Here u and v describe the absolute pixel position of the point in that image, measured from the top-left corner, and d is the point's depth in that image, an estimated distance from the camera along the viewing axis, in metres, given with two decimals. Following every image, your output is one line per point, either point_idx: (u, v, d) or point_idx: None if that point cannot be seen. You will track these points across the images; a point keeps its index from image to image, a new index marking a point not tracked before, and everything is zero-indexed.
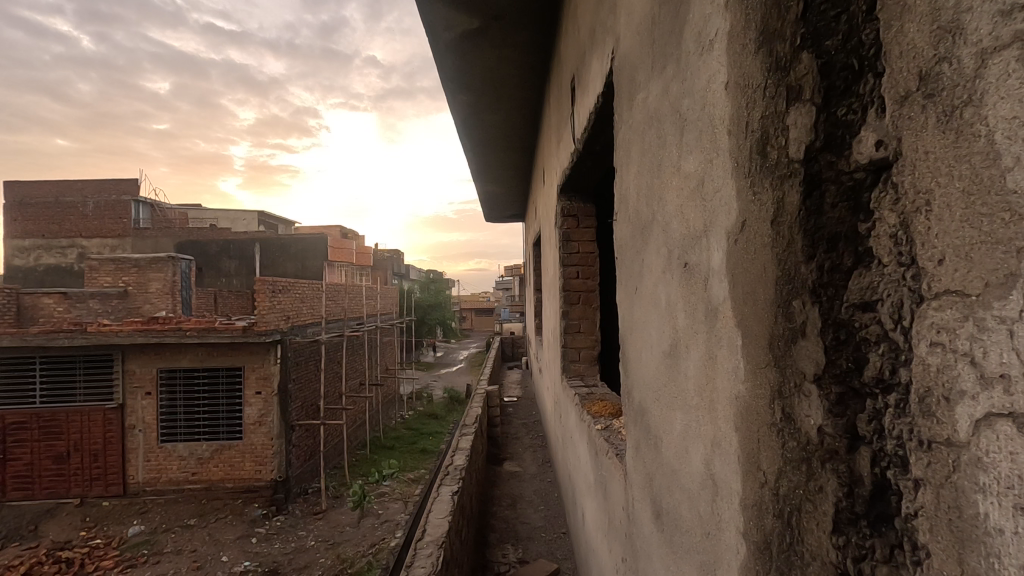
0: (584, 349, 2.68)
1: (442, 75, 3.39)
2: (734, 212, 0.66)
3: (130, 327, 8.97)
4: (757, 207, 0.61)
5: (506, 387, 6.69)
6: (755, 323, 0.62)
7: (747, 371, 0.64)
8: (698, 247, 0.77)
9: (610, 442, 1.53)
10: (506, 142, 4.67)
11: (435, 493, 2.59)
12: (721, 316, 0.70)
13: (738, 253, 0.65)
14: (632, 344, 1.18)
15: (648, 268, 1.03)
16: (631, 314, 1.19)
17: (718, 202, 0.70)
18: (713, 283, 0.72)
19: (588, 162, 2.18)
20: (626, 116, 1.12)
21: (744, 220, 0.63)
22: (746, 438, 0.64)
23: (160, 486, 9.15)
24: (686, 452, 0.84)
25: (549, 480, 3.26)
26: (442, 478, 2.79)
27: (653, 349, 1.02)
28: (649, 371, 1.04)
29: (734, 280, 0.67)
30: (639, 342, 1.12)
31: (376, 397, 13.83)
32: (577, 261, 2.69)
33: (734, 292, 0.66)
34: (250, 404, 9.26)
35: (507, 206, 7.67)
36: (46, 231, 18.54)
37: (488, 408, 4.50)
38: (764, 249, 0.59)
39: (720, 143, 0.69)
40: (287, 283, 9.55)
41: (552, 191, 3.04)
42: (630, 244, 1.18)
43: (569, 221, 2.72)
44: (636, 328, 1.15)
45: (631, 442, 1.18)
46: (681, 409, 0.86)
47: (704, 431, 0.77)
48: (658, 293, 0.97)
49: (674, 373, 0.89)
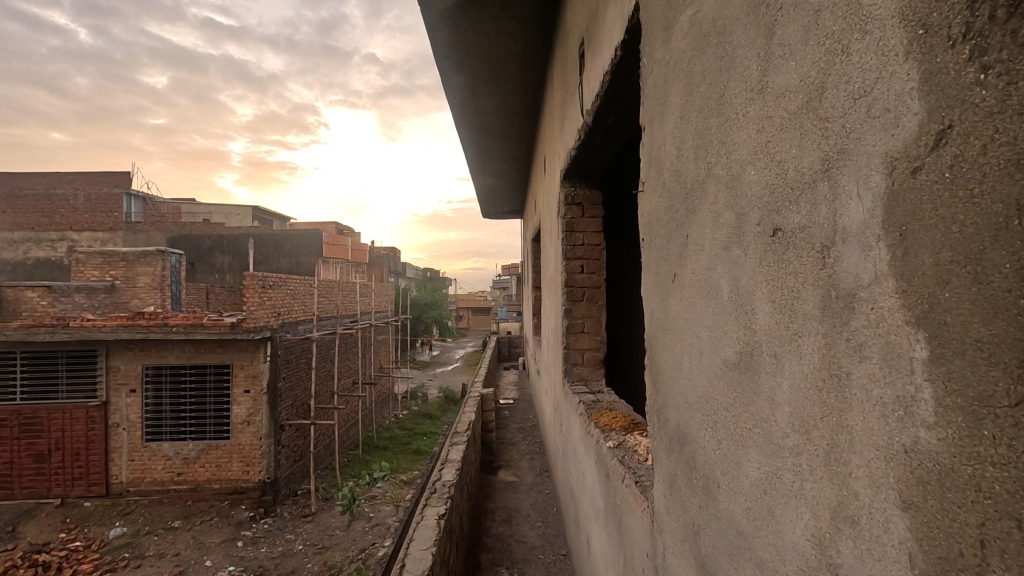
0: (588, 351, 2.42)
1: (436, 52, 3.13)
2: (907, 129, 0.42)
3: (114, 322, 8.67)
4: (989, 104, 0.36)
5: (503, 389, 6.44)
6: (975, 325, 0.36)
7: (937, 405, 0.39)
8: (813, 202, 0.53)
9: (626, 464, 1.30)
10: (505, 130, 4.42)
11: (418, 516, 2.32)
12: (862, 302, 0.47)
13: (924, 193, 0.40)
14: (668, 343, 0.94)
15: (702, 243, 0.78)
16: (662, 308, 0.97)
17: (873, 112, 0.45)
18: (846, 253, 0.49)
19: (597, 140, 1.94)
20: (669, 47, 0.87)
21: (945, 126, 0.38)
22: (933, 525, 0.40)
23: (144, 487, 8.89)
24: (773, 506, 0.60)
25: (547, 492, 3.01)
26: (428, 497, 2.52)
27: (702, 357, 0.79)
28: (699, 384, 0.79)
29: (905, 243, 0.42)
30: (676, 347, 0.90)
31: (369, 396, 13.55)
32: (581, 253, 2.45)
33: (911, 264, 0.42)
34: (238, 403, 8.99)
35: (505, 200, 7.44)
36: (34, 223, 18.17)
37: (483, 412, 4.23)
38: (1002, 180, 0.35)
39: (881, 17, 0.44)
40: (277, 279, 9.25)
41: (554, 178, 2.80)
42: (661, 224, 0.96)
43: (573, 210, 2.48)
44: (674, 323, 0.91)
45: (661, 476, 0.95)
46: (763, 441, 0.62)
47: (820, 486, 0.52)
48: (714, 282, 0.75)
49: (751, 389, 0.65)
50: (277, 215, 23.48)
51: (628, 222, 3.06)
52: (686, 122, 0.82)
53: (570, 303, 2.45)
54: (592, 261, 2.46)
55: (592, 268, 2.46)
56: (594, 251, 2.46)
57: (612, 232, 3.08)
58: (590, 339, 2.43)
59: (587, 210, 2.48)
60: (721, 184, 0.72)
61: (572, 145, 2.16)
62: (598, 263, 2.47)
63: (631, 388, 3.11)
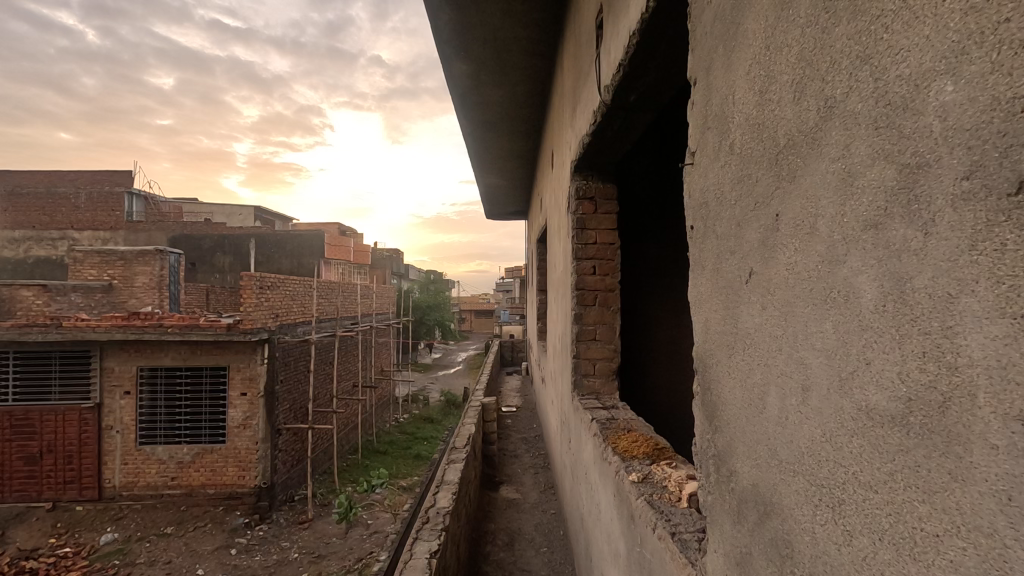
0: (599, 361, 2.20)
1: (436, 37, 2.92)
2: None
3: (108, 322, 8.48)
4: None
5: (505, 395, 6.21)
6: None
7: None
8: None
9: (655, 506, 1.07)
10: (509, 124, 4.20)
11: (406, 553, 2.05)
12: None
13: None
14: (757, 361, 0.74)
15: (837, 232, 0.58)
16: (746, 316, 0.77)
17: None
18: None
19: (615, 123, 1.71)
20: None
21: None
22: None
23: (137, 491, 8.67)
24: None
25: (552, 512, 2.78)
26: (420, 528, 2.25)
27: (828, 395, 0.58)
28: (829, 423, 0.59)
29: None
30: (772, 370, 0.70)
31: (369, 400, 13.34)
32: (593, 253, 2.23)
33: None
34: (235, 406, 8.78)
35: (509, 200, 7.23)
36: (36, 222, 18.05)
37: (484, 423, 4.00)
38: None
39: None
40: (276, 279, 9.05)
41: (563, 173, 2.59)
42: (748, 209, 0.77)
43: (585, 205, 2.25)
44: (770, 337, 0.71)
45: (743, 542, 0.76)
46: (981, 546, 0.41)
47: None
48: (854, 287, 0.54)
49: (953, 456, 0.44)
50: (279, 216, 23.34)
51: (641, 219, 2.82)
52: (811, 68, 0.62)
53: (580, 308, 2.22)
54: (605, 261, 2.24)
55: (605, 269, 2.24)
56: (607, 251, 2.24)
57: (623, 232, 2.81)
58: (602, 348, 2.21)
59: (599, 206, 2.25)
60: (874, 146, 0.52)
61: (585, 130, 1.94)
62: (613, 263, 2.24)
63: (644, 402, 2.83)
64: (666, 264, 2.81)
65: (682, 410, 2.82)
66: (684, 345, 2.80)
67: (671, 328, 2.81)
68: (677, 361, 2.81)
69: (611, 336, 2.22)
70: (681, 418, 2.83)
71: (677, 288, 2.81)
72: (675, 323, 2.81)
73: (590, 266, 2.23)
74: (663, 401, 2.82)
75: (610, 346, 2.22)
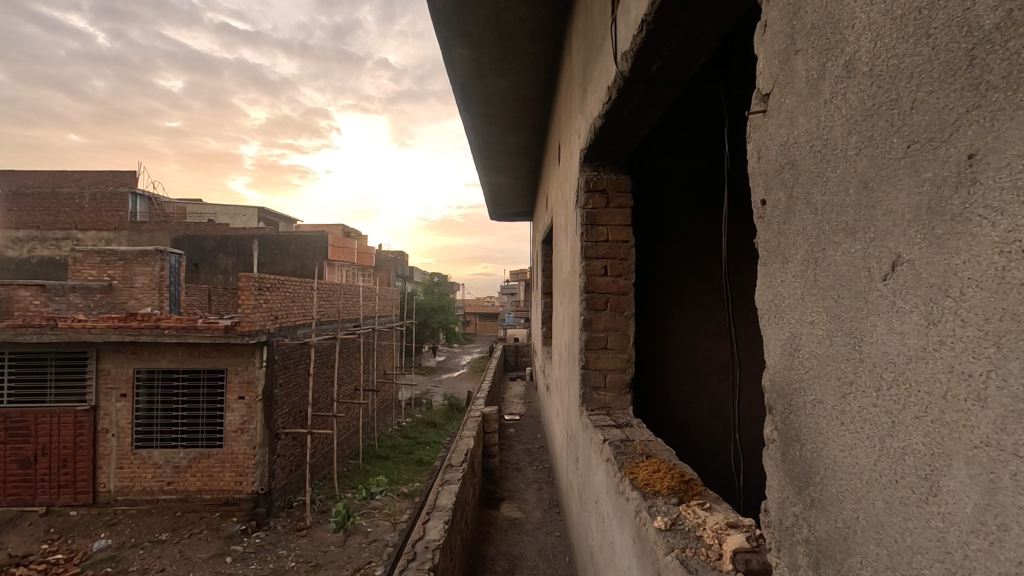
0: (611, 373, 1.98)
1: (434, 20, 2.72)
2: None
3: (105, 323, 8.32)
4: None
5: (508, 403, 5.98)
6: None
7: None
8: None
9: (688, 565, 0.85)
10: (513, 119, 4.01)
11: None
12: None
13: None
14: (939, 411, 0.51)
15: None
16: (909, 330, 0.55)
17: None
18: None
19: (633, 100, 1.49)
20: None
21: None
22: None
23: (133, 496, 8.49)
24: None
25: (557, 536, 2.54)
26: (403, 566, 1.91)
27: None
28: None
29: None
30: (973, 414, 0.47)
31: (371, 404, 13.14)
32: (605, 252, 2.01)
33: None
34: (232, 409, 8.59)
35: (514, 201, 7.03)
36: (40, 222, 17.96)
37: (484, 435, 3.79)
38: None
39: None
40: (275, 281, 8.87)
41: (572, 163, 2.37)
42: (913, 169, 0.54)
43: (597, 198, 2.02)
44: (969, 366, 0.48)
45: None
46: None
47: None
48: None
49: None
50: (284, 217, 23.22)
51: (655, 217, 2.59)
52: None
53: (591, 314, 1.99)
54: (617, 261, 2.01)
55: (617, 269, 2.01)
56: (620, 250, 2.02)
57: (639, 230, 2.60)
58: (615, 359, 1.98)
59: (612, 199, 2.03)
60: None
61: (597, 112, 1.72)
62: (627, 263, 2.01)
63: (659, 415, 2.59)
64: (681, 266, 2.59)
65: (699, 424, 2.59)
66: (698, 352, 2.59)
67: (686, 335, 2.59)
68: (693, 371, 2.59)
69: (624, 344, 1.99)
70: (698, 433, 2.60)
71: (692, 291, 2.59)
72: (690, 329, 2.59)
73: (601, 266, 2.00)
74: (678, 415, 2.59)
75: (623, 356, 1.99)
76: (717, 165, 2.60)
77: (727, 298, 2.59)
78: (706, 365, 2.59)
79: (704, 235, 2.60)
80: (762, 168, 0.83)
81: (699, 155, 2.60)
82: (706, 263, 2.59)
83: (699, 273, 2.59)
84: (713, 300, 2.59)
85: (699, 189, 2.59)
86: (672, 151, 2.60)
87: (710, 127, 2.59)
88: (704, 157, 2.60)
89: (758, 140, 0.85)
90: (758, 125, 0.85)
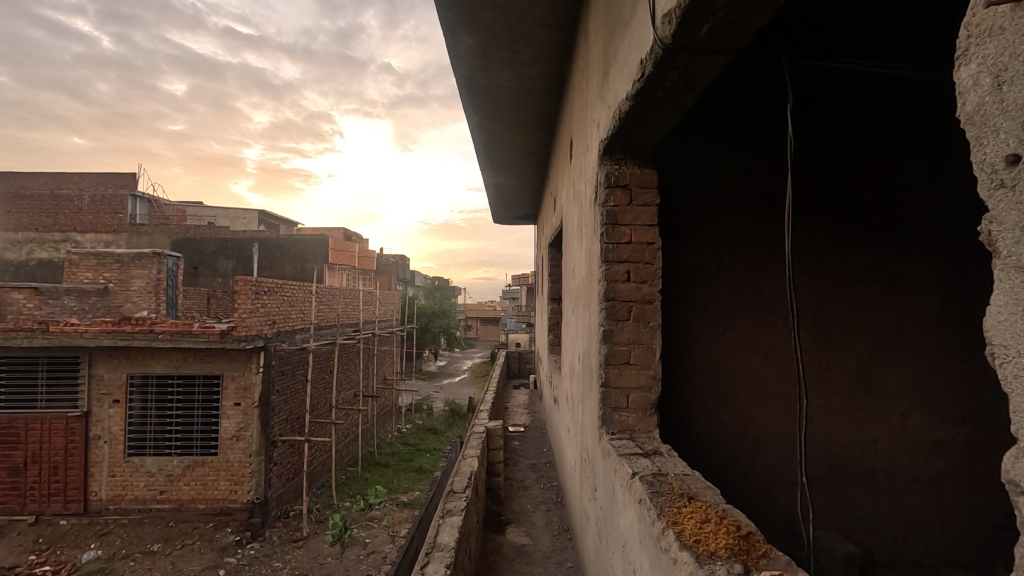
0: (633, 392, 1.76)
1: (437, 5, 2.52)
2: None
3: (97, 327, 8.12)
4: None
5: (512, 413, 5.76)
6: None
7: None
8: None
9: None
10: (521, 115, 3.81)
11: None
12: None
13: None
14: None
15: None
16: None
17: None
18: None
19: (672, 77, 1.28)
20: None
21: None
22: None
23: (125, 505, 8.27)
24: None
25: (570, 567, 2.31)
26: None
27: None
28: None
29: None
30: None
31: (370, 410, 12.90)
32: (629, 255, 1.79)
33: None
34: (228, 417, 8.37)
35: (520, 203, 6.84)
36: (38, 224, 17.78)
37: (488, 452, 3.57)
38: None
39: None
40: (273, 284, 8.66)
41: (587, 158, 2.16)
42: None
43: (619, 195, 1.80)
44: None
45: None
46: None
47: None
48: None
49: None
50: (284, 220, 23.08)
51: (680, 218, 2.38)
52: None
53: (612, 325, 1.77)
54: (641, 265, 1.79)
55: (641, 275, 1.79)
56: (645, 252, 1.80)
57: (664, 230, 2.38)
58: (639, 376, 1.76)
59: (635, 196, 1.81)
60: None
61: (623, 95, 1.50)
62: (653, 268, 1.79)
63: (682, 434, 2.38)
64: (707, 272, 2.39)
65: (726, 444, 2.38)
66: (725, 365, 2.38)
67: (712, 346, 2.38)
68: (719, 385, 2.38)
69: (649, 359, 1.77)
70: (725, 454, 2.38)
71: (719, 300, 2.39)
72: (716, 340, 2.38)
73: (624, 272, 1.78)
74: (704, 434, 2.38)
75: (647, 373, 1.77)
76: (748, 162, 2.40)
77: (756, 307, 2.39)
78: (734, 380, 2.38)
79: (732, 238, 2.39)
80: (1018, 114, 0.58)
81: (729, 151, 2.40)
82: (733, 268, 2.39)
83: (726, 280, 2.39)
84: (740, 309, 2.39)
85: (728, 188, 2.39)
86: (699, 147, 2.40)
87: (739, 121, 2.39)
88: (733, 153, 2.40)
89: (1008, 52, 0.59)
90: (1011, 33, 0.59)
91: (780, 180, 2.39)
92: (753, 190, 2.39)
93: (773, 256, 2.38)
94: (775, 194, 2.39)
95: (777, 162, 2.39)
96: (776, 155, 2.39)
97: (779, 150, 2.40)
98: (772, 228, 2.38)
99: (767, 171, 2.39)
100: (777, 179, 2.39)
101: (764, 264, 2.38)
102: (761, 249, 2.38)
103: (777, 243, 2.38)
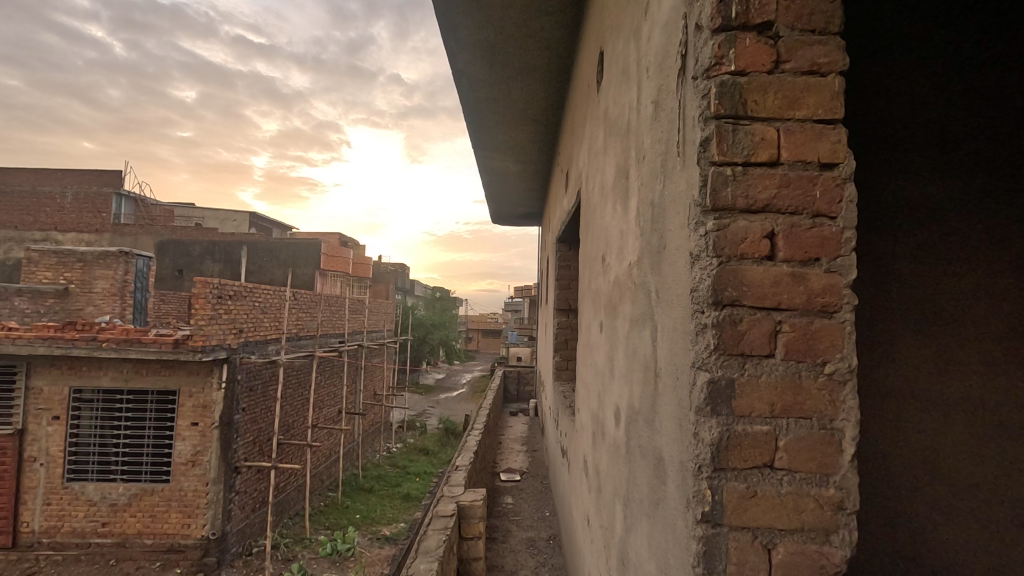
0: (786, 543, 0.69)
1: None
2: None
3: (35, 332, 7.06)
4: None
5: (507, 451, 4.68)
6: None
7: None
8: None
9: None
10: (521, 53, 2.77)
11: None
12: None
13: None
14: None
15: None
16: None
17: None
18: None
19: None
20: None
21: None
22: None
23: (60, 539, 7.16)
24: None
25: None
26: None
27: None
28: None
29: None
30: None
31: (357, 429, 11.79)
32: (777, 193, 0.73)
33: None
34: (183, 439, 7.23)
35: (522, 196, 5.82)
36: (18, 222, 16.85)
37: (461, 543, 2.62)
38: None
39: None
40: (238, 289, 7.59)
41: (644, 22, 1.11)
42: None
43: (751, 45, 0.74)
44: None
45: None
46: None
47: None
48: None
49: None
50: (279, 224, 22.13)
51: None
52: None
53: (741, 371, 0.71)
54: (803, 221, 0.73)
55: (806, 242, 0.72)
56: (812, 187, 0.73)
57: None
58: (795, 504, 0.69)
59: (788, 51, 0.74)
60: None
61: None
62: (833, 228, 0.72)
63: None
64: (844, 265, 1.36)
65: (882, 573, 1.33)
66: (881, 426, 1.34)
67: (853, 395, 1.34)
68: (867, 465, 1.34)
69: (828, 458, 0.70)
70: None
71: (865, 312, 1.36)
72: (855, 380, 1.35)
73: (763, 232, 0.72)
74: None
75: (814, 495, 0.70)
76: (908, 72, 1.37)
77: (928, 328, 1.35)
78: (894, 457, 1.34)
79: (886, 207, 1.38)
80: None
81: (886, 54, 1.37)
82: (888, 260, 1.36)
83: (873, 277, 1.37)
84: (902, 329, 1.35)
85: (878, 118, 1.38)
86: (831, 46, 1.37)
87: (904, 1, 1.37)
88: (888, 53, 1.36)
89: None
90: None
91: (975, 104, 1.36)
92: (923, 122, 1.37)
93: (962, 238, 1.36)
94: (961, 130, 1.37)
95: (970, 70, 1.36)
96: (962, 63, 1.37)
97: (963, 54, 1.37)
98: (953, 191, 1.36)
99: (951, 88, 1.37)
100: (962, 103, 1.37)
101: (941, 252, 1.36)
102: (942, 223, 1.36)
103: (964, 214, 1.37)
